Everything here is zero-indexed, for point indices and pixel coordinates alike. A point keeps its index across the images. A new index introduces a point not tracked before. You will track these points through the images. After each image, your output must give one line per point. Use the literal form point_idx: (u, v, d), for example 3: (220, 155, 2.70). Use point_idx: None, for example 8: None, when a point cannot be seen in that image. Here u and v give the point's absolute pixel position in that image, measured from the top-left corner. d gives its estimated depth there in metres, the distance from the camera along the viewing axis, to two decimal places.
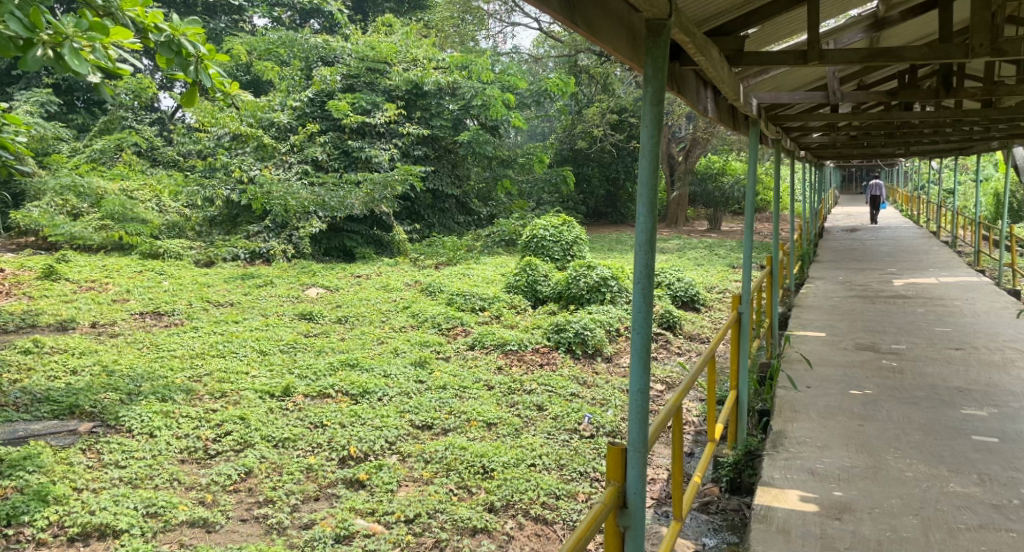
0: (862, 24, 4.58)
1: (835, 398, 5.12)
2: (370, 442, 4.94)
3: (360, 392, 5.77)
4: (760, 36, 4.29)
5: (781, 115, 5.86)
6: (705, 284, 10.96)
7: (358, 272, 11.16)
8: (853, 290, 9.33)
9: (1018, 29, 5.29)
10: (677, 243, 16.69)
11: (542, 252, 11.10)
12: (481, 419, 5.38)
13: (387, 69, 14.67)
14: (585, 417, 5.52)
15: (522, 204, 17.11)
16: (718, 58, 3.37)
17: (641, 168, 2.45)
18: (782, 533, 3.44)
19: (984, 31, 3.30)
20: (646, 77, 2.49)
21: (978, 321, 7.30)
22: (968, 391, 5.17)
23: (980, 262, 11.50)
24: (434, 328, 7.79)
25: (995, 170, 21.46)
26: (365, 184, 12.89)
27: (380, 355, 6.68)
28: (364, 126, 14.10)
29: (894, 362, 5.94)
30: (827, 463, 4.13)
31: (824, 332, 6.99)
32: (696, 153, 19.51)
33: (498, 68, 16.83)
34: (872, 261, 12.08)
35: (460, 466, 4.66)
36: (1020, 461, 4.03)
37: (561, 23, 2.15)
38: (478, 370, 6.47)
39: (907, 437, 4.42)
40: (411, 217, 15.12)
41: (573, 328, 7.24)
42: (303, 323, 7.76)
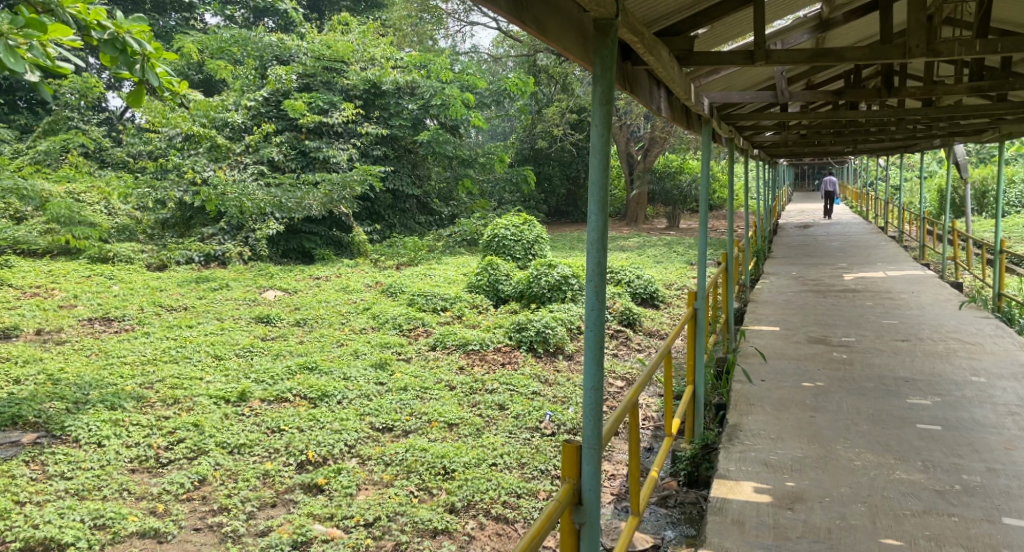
0: (807, 25, 4.67)
1: (788, 391, 5.23)
2: (328, 446, 4.89)
3: (318, 395, 5.71)
4: (710, 37, 4.37)
5: (734, 114, 5.97)
6: (663, 281, 11.09)
7: (316, 273, 11.06)
8: (805, 285, 9.55)
9: (956, 31, 5.44)
10: (637, 241, 16.84)
11: (503, 251, 11.10)
12: (443, 420, 5.38)
13: (344, 67, 14.56)
14: (546, 415, 5.54)
15: (484, 204, 17.09)
16: (667, 58, 3.42)
17: (592, 168, 2.48)
18: (737, 524, 3.51)
19: (919, 32, 3.38)
20: (594, 77, 2.52)
21: (922, 313, 7.54)
22: (914, 381, 5.34)
23: (925, 256, 11.88)
24: (395, 329, 7.75)
25: (939, 166, 22.18)
26: (323, 185, 12.80)
27: (340, 358, 6.62)
28: (321, 125, 13.96)
29: (844, 354, 6.10)
30: (780, 454, 4.22)
31: (778, 327, 7.15)
32: (654, 152, 19.68)
33: (457, 67, 16.79)
34: (824, 256, 12.38)
35: (420, 467, 4.65)
36: (961, 448, 4.17)
37: (513, 23, 2.17)
38: (440, 370, 6.46)
39: (857, 427, 4.54)
40: (371, 217, 15.03)
41: (534, 327, 7.26)
42: (259, 326, 7.65)
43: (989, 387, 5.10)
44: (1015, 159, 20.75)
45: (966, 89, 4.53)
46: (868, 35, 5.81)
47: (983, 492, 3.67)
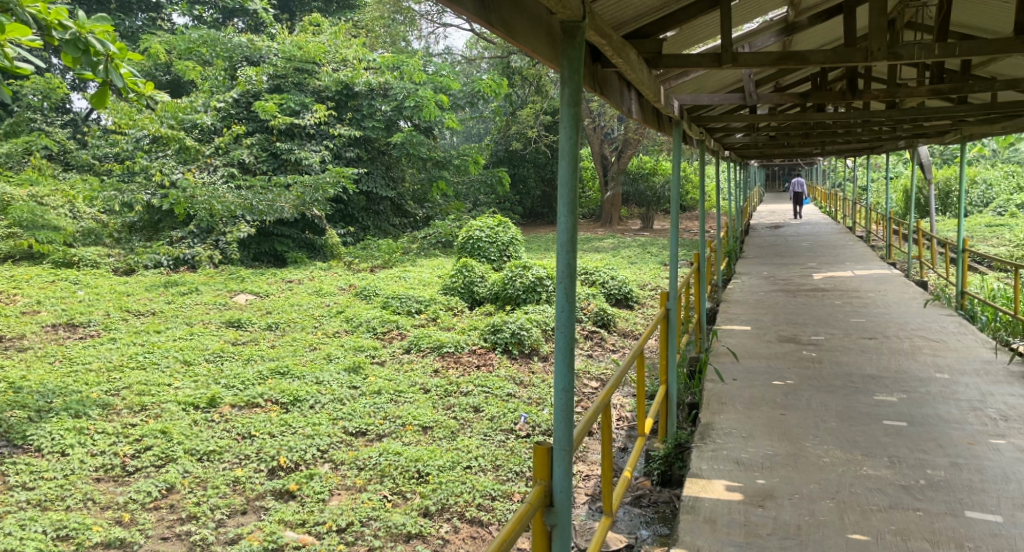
0: (774, 28, 4.73)
1: (759, 390, 5.29)
2: (300, 451, 4.84)
3: (290, 400, 5.65)
4: (679, 39, 4.41)
5: (704, 117, 6.03)
6: (638, 281, 11.16)
7: (288, 276, 10.96)
8: (776, 284, 9.68)
9: (919, 35, 5.54)
10: (611, 242, 16.93)
11: (478, 253, 11.08)
12: (417, 424, 5.35)
13: (316, 69, 14.44)
14: (521, 416, 5.55)
15: (459, 206, 17.06)
16: (636, 60, 3.43)
17: (561, 170, 2.48)
18: (708, 523, 3.54)
19: (880, 36, 3.44)
20: (563, 78, 2.52)
21: (889, 311, 7.67)
22: (881, 378, 5.43)
23: (891, 255, 12.09)
24: (369, 331, 7.70)
25: (905, 167, 22.59)
26: (295, 187, 12.71)
27: (312, 362, 6.56)
28: (292, 127, 13.87)
29: (814, 353, 6.18)
30: (752, 452, 4.27)
31: (750, 326, 7.23)
32: (628, 153, 19.70)
33: (431, 69, 16.73)
34: (793, 256, 12.54)
35: (394, 472, 4.63)
36: (926, 444, 4.25)
37: (480, 25, 2.17)
38: (415, 373, 6.43)
39: (825, 424, 4.60)
40: (344, 219, 14.97)
41: (509, 328, 7.27)
42: (230, 331, 7.55)
43: (953, 384, 5.20)
44: (978, 160, 21.19)
45: (927, 91, 4.61)
46: (834, 39, 5.90)
47: (947, 487, 3.74)
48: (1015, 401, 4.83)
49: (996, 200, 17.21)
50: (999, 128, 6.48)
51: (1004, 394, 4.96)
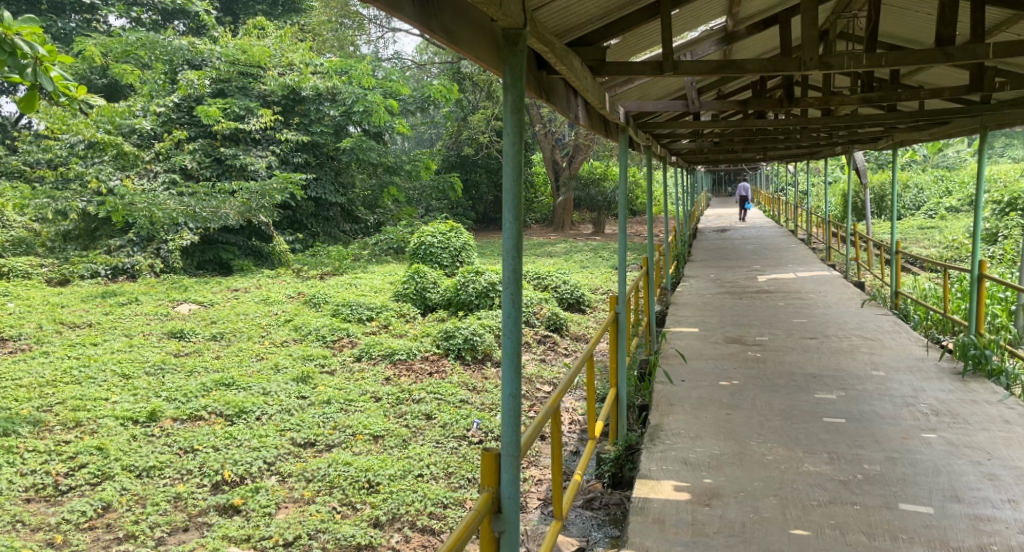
0: (714, 37, 4.84)
1: (706, 390, 5.40)
2: (245, 464, 4.75)
3: (235, 412, 5.53)
4: (623, 47, 4.49)
5: (650, 123, 6.12)
6: (589, 285, 11.27)
7: (234, 285, 10.73)
8: (722, 286, 9.89)
9: (850, 45, 5.73)
10: (563, 247, 17.05)
11: (430, 259, 11.04)
12: (368, 433, 5.30)
13: (261, 73, 14.18)
14: (473, 423, 5.54)
15: (410, 212, 16.94)
16: (580, 67, 3.47)
17: (505, 177, 2.50)
18: (657, 522, 3.60)
19: (812, 46, 3.53)
20: (505, 85, 2.54)
21: (830, 311, 7.92)
22: (821, 377, 5.59)
23: (831, 258, 12.45)
24: (318, 340, 7.60)
25: (843, 172, 23.29)
26: (240, 193, 12.46)
27: (259, 373, 6.42)
28: (237, 133, 13.64)
29: (759, 353, 6.33)
30: (699, 452, 4.35)
31: (698, 328, 7.37)
32: (579, 159, 19.87)
33: (380, 74, 16.59)
34: (740, 258, 12.83)
35: (343, 482, 4.57)
36: (864, 439, 4.39)
37: (421, 31, 2.18)
38: (365, 382, 6.37)
39: (770, 423, 4.72)
40: (292, 225, 14.80)
41: (462, 334, 7.26)
42: (172, 342, 7.36)
43: (888, 381, 5.39)
44: (911, 165, 22.00)
45: (859, 99, 4.77)
46: (771, 48, 6.07)
47: (883, 480, 3.88)
48: (945, 396, 5.03)
49: (927, 204, 17.91)
50: (927, 134, 6.76)
51: (935, 390, 5.16)
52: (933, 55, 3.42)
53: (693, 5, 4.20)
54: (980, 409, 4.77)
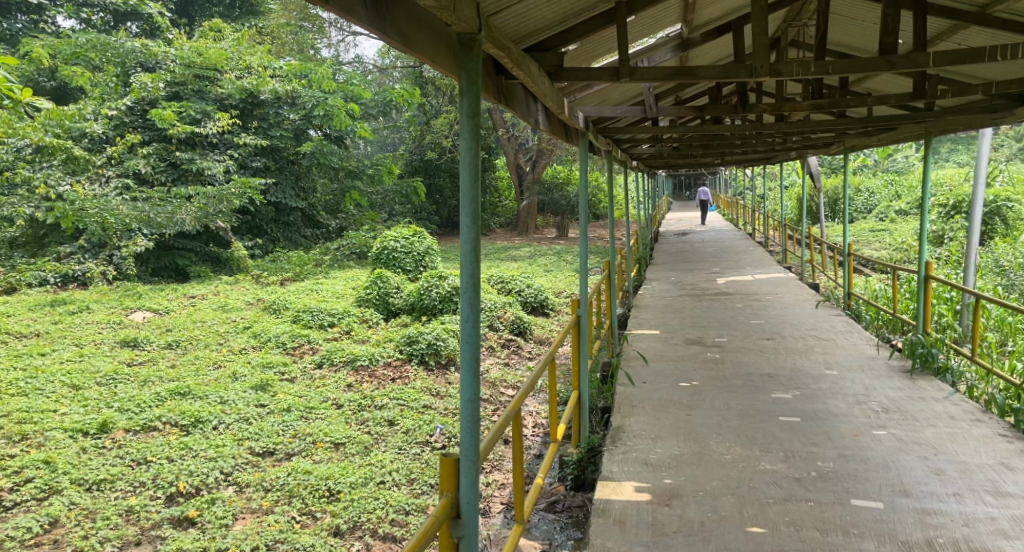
0: (670, 44, 4.92)
1: (667, 392, 5.46)
2: (201, 475, 4.67)
3: (191, 422, 5.43)
4: (580, 54, 4.54)
5: (609, 128, 6.17)
6: (552, 289, 11.33)
7: (190, 292, 10.54)
8: (682, 289, 10.02)
9: (801, 53, 5.86)
10: (527, 251, 17.08)
11: (392, 264, 10.96)
12: (329, 440, 5.25)
13: (217, 76, 13.95)
14: (436, 428, 5.52)
15: (373, 217, 16.80)
16: (538, 72, 3.49)
17: (462, 182, 2.52)
18: (618, 524, 3.63)
19: (763, 53, 3.59)
20: (462, 90, 2.55)
21: (786, 312, 8.09)
22: (777, 377, 5.71)
23: (787, 260, 12.69)
24: (278, 347, 7.50)
25: (799, 176, 23.79)
26: (197, 198, 12.24)
27: (216, 382, 6.31)
28: (193, 136, 13.41)
29: (718, 354, 6.43)
30: (659, 453, 4.40)
31: (659, 330, 7.46)
32: (542, 164, 19.94)
33: (341, 77, 16.45)
34: (699, 261, 13.02)
35: (303, 491, 4.52)
36: (818, 437, 4.49)
37: (374, 35, 2.17)
38: (326, 389, 6.30)
39: (728, 423, 4.80)
40: (251, 231, 14.60)
41: (425, 339, 7.24)
42: (125, 351, 7.19)
43: (840, 380, 5.53)
44: (863, 169, 22.57)
45: (809, 106, 4.88)
46: (726, 55, 6.18)
47: (836, 477, 3.97)
48: (894, 394, 5.17)
49: (878, 207, 18.38)
50: (876, 140, 6.95)
51: (886, 388, 5.29)
52: (876, 63, 3.51)
53: (648, 12, 4.26)
54: (928, 406, 4.91)
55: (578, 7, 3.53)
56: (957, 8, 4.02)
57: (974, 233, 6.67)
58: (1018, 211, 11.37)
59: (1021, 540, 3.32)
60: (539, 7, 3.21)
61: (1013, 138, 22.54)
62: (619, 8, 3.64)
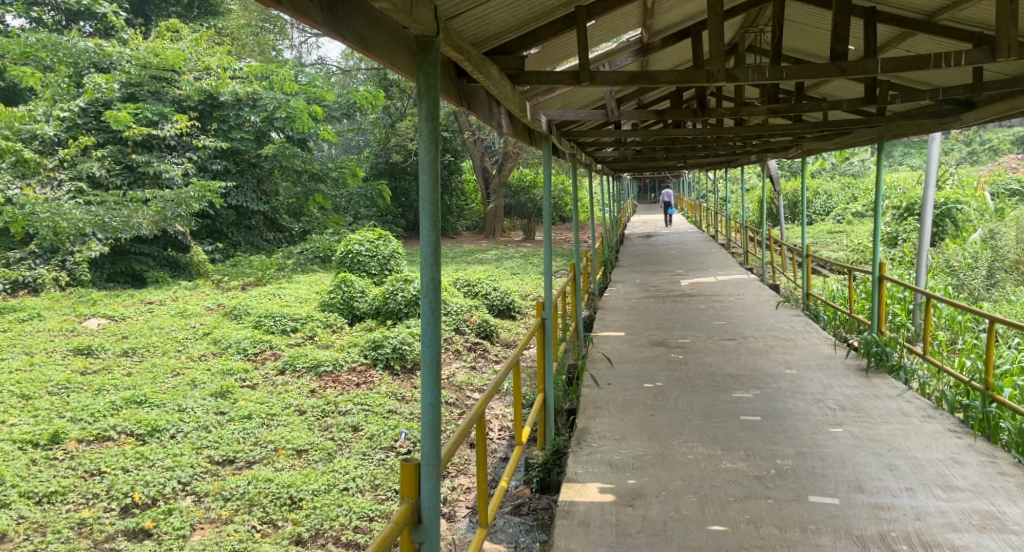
0: (631, 48, 4.95)
1: (632, 393, 5.51)
2: (158, 485, 4.57)
3: (147, 431, 5.32)
4: (541, 58, 4.56)
5: (572, 132, 6.20)
6: (519, 291, 11.35)
7: (148, 298, 10.32)
8: (647, 290, 10.13)
9: (758, 58, 5.96)
10: (494, 254, 17.09)
11: (357, 267, 10.87)
12: (290, 447, 5.18)
13: (175, 77, 13.69)
14: (401, 433, 5.48)
15: (338, 220, 16.62)
16: (499, 76, 3.49)
17: (421, 185, 2.51)
18: (582, 525, 3.64)
19: (719, 59, 3.64)
20: (420, 93, 2.54)
21: (748, 313, 8.22)
22: (738, 376, 5.79)
23: (748, 262, 12.88)
24: (239, 353, 7.39)
25: (760, 179, 24.21)
26: (154, 202, 12.03)
27: (174, 389, 6.19)
28: (150, 139, 13.16)
29: (681, 355, 6.51)
30: (623, 454, 4.43)
31: (623, 332, 7.52)
32: (509, 167, 19.80)
33: (303, 79, 16.28)
34: (664, 263, 13.17)
35: (264, 500, 4.46)
36: (777, 436, 4.57)
37: (330, 37, 2.16)
38: (289, 395, 6.22)
39: (691, 423, 4.85)
40: (211, 235, 14.37)
41: (390, 343, 7.21)
42: (78, 359, 7.02)
43: (799, 378, 5.63)
44: (821, 171, 23.00)
45: (767, 110, 4.95)
46: (684, 61, 6.26)
47: (794, 474, 4.04)
48: (850, 392, 5.28)
49: (835, 209, 18.76)
50: (832, 144, 7.09)
51: (842, 386, 5.40)
52: (828, 70, 3.58)
53: (608, 17, 4.30)
54: (882, 403, 5.03)
55: (538, 12, 3.55)
56: (905, 16, 4.14)
57: (925, 235, 6.84)
58: (967, 213, 11.71)
59: (970, 531, 3.41)
60: (498, 11, 3.22)
61: (962, 142, 23.21)
62: (579, 13, 3.67)
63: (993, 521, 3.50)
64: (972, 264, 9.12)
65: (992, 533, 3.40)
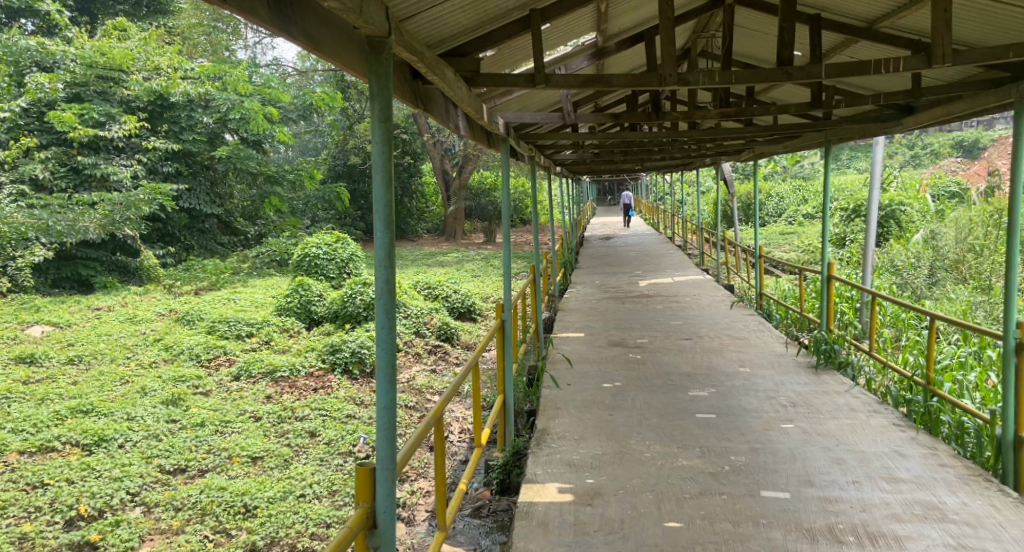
0: (587, 52, 4.99)
1: (591, 393, 5.55)
2: (105, 497, 4.46)
3: (94, 441, 5.18)
4: (497, 60, 4.58)
5: (530, 134, 6.23)
6: (479, 294, 11.36)
7: (95, 304, 10.05)
8: (606, 292, 10.23)
9: (709, 62, 6.06)
10: (455, 256, 17.08)
11: (315, 271, 10.74)
12: (245, 455, 5.10)
13: (123, 77, 13.37)
14: (359, 438, 5.44)
15: (295, 223, 16.39)
16: (455, 78, 3.49)
17: (375, 185, 2.49)
18: (541, 526, 3.66)
19: (671, 64, 3.69)
20: (372, 94, 2.54)
21: (704, 312, 8.36)
22: (694, 375, 5.88)
23: (704, 262, 13.10)
24: (192, 359, 7.24)
25: (715, 183, 24.57)
26: (102, 205, 11.76)
27: (123, 398, 6.05)
28: (96, 140, 12.82)
29: (638, 355, 6.59)
30: (582, 453, 4.46)
31: (583, 332, 7.59)
32: (469, 169, 19.76)
33: (258, 80, 16.05)
34: (622, 264, 13.32)
35: (217, 509, 4.38)
36: (731, 433, 4.65)
37: (279, 35, 2.14)
38: (244, 401, 6.12)
39: (648, 421, 4.91)
40: (163, 238, 14.04)
41: (349, 347, 7.15)
42: (21, 368, 6.79)
43: (753, 377, 5.74)
44: (774, 174, 23.46)
45: (719, 114, 5.03)
46: (638, 65, 6.33)
47: (747, 470, 4.11)
48: (801, 388, 5.41)
49: (787, 211, 19.17)
50: (782, 147, 7.24)
51: (793, 383, 5.52)
52: (775, 75, 3.65)
53: (563, 20, 4.33)
54: (831, 399, 5.16)
55: (493, 14, 3.56)
56: (847, 23, 4.26)
57: (871, 235, 7.03)
58: (910, 214, 12.08)
59: (912, 522, 3.52)
60: (453, 13, 3.22)
61: (905, 145, 23.90)
62: (533, 16, 3.68)
63: (934, 511, 3.61)
64: (915, 264, 9.41)
65: (933, 522, 3.51)
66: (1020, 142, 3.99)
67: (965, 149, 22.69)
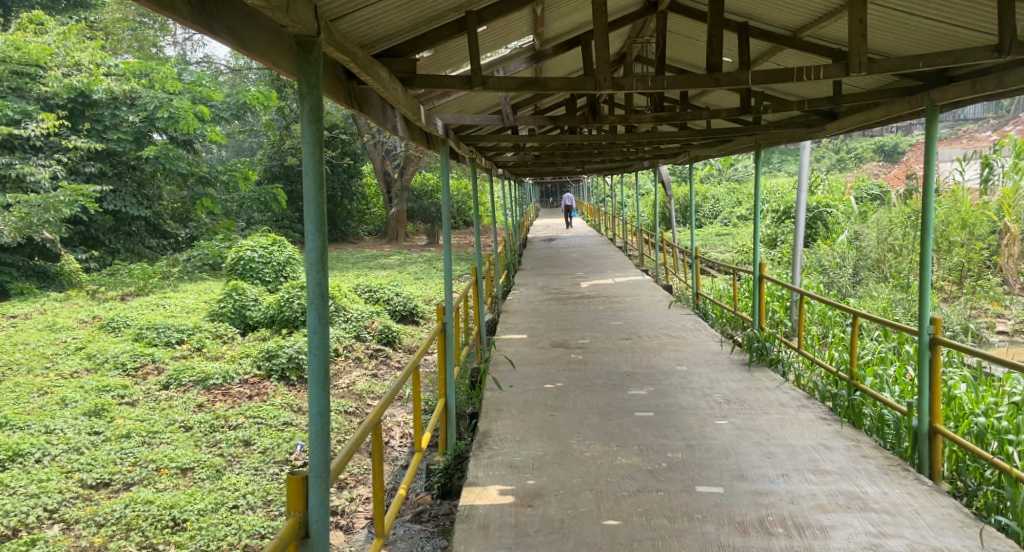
0: (524, 55, 4.99)
1: (533, 394, 5.58)
2: (20, 515, 4.27)
3: (8, 456, 4.94)
4: (434, 61, 4.56)
5: (470, 136, 6.20)
6: (422, 296, 11.28)
7: (10, 312, 9.58)
8: (548, 293, 10.28)
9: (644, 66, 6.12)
10: (397, 259, 16.93)
11: (250, 275, 10.49)
12: (174, 466, 4.94)
13: (40, 72, 12.81)
14: (297, 446, 5.34)
15: (228, 225, 16.01)
16: (389, 78, 3.45)
17: (306, 186, 2.45)
18: (482, 528, 3.65)
19: (605, 68, 3.73)
20: (302, 94, 2.49)
21: (642, 312, 8.49)
22: (634, 374, 5.96)
23: (644, 263, 13.32)
24: (117, 369, 6.97)
25: (653, 185, 25.02)
26: (18, 207, 11.22)
27: (41, 410, 5.79)
28: (11, 139, 12.26)
29: (579, 356, 6.64)
30: (523, 454, 4.48)
31: (525, 334, 7.62)
32: (411, 170, 19.64)
33: (188, 77, 15.62)
34: (564, 266, 13.43)
35: (143, 523, 4.24)
36: (669, 430, 4.73)
37: (202, 32, 2.08)
38: (173, 411, 5.93)
39: (588, 421, 4.96)
40: (86, 241, 13.51)
41: (286, 353, 7.01)
42: None
43: (690, 375, 5.86)
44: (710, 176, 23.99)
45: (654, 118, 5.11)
46: (576, 67, 6.35)
47: (683, 466, 4.19)
48: (735, 385, 5.54)
49: (722, 213, 19.64)
50: (716, 150, 7.41)
51: (727, 380, 5.66)
52: (705, 80, 3.73)
53: (499, 23, 4.33)
54: (764, 395, 5.30)
55: (428, 15, 3.54)
56: (773, 31, 4.39)
57: (800, 236, 7.26)
58: (836, 215, 12.53)
59: (836, 511, 3.65)
60: (386, 13, 3.18)
61: (831, 149, 24.78)
62: (469, 18, 3.67)
63: (857, 501, 3.75)
64: (840, 263, 9.77)
65: (855, 511, 3.64)
66: (931, 148, 4.17)
67: (887, 154, 23.62)
